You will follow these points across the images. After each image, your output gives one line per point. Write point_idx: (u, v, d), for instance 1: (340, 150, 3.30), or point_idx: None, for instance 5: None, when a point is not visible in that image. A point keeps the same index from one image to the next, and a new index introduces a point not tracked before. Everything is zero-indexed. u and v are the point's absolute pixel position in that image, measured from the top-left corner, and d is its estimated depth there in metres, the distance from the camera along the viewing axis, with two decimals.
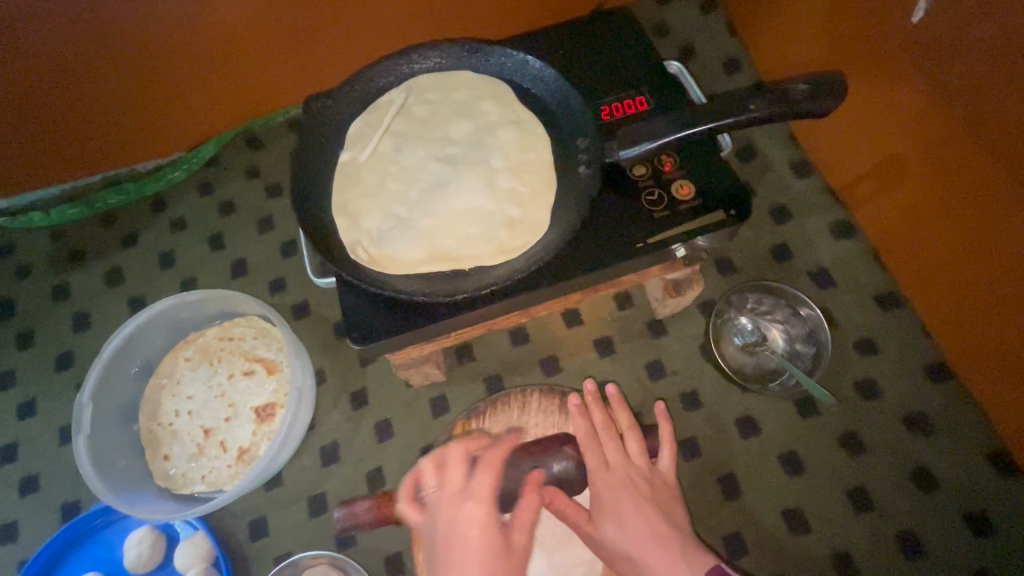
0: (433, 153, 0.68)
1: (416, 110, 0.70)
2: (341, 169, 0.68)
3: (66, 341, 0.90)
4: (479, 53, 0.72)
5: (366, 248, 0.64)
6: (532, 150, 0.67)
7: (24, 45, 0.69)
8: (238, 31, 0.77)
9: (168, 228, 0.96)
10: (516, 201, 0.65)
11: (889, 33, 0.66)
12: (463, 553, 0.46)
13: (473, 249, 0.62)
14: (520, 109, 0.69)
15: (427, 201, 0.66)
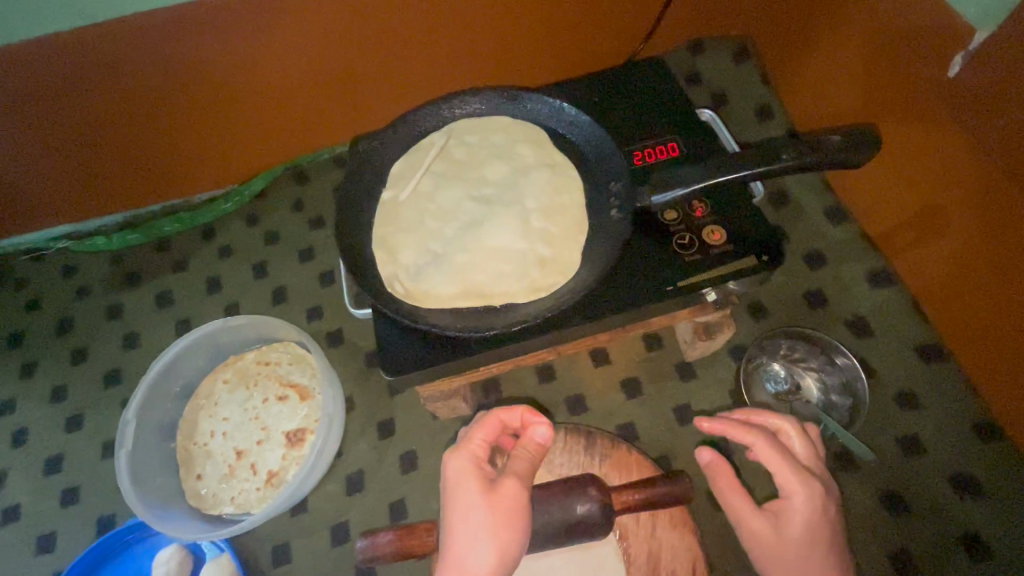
0: (470, 193, 0.71)
1: (455, 152, 0.74)
2: (382, 206, 0.71)
3: (116, 359, 0.95)
4: (517, 100, 0.76)
5: (404, 282, 0.66)
6: (565, 193, 0.69)
7: (112, 82, 0.78)
8: (297, 75, 0.84)
9: (217, 255, 1.02)
10: (548, 242, 0.66)
11: (923, 87, 0.68)
12: (454, 493, 0.57)
13: (505, 286, 0.64)
14: (555, 153, 0.72)
15: (462, 238, 0.68)
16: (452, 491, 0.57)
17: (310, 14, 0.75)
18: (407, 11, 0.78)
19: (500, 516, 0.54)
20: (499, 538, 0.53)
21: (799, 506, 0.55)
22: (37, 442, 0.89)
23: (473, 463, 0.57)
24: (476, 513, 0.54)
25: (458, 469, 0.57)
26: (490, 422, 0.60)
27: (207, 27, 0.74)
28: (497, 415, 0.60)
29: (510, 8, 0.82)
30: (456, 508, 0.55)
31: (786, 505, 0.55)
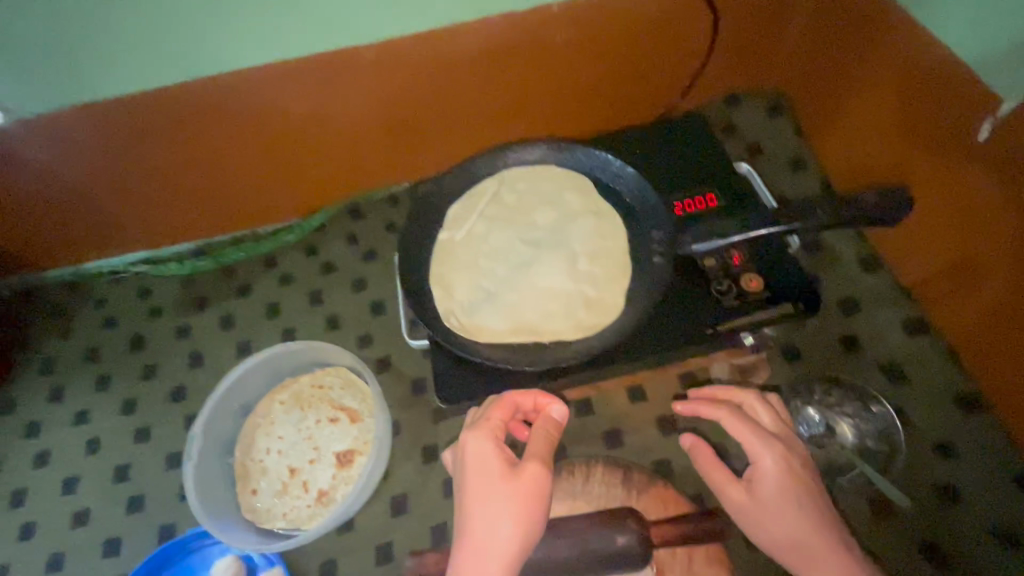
0: (521, 236, 0.77)
1: (507, 197, 0.80)
2: (439, 246, 0.78)
3: (182, 377, 1.02)
4: (566, 150, 0.82)
5: (459, 316, 0.72)
6: (610, 238, 0.75)
7: (209, 125, 0.90)
8: (367, 121, 0.94)
9: (277, 282, 1.09)
10: (593, 284, 0.72)
11: (952, 147, 0.74)
12: (473, 473, 0.58)
13: (554, 324, 0.70)
14: (601, 201, 0.78)
15: (513, 278, 0.74)
16: (471, 471, 0.58)
17: (385, 68, 0.88)
18: (465, 68, 0.89)
19: (525, 494, 0.56)
20: (524, 516, 0.55)
21: (767, 468, 0.63)
22: (107, 451, 0.96)
23: (494, 443, 0.59)
24: (501, 491, 0.56)
25: (478, 450, 0.59)
26: (508, 405, 0.63)
27: (295, 77, 0.86)
28: (512, 399, 0.64)
29: (554, 66, 0.93)
30: (479, 488, 0.57)
31: (756, 471, 0.63)
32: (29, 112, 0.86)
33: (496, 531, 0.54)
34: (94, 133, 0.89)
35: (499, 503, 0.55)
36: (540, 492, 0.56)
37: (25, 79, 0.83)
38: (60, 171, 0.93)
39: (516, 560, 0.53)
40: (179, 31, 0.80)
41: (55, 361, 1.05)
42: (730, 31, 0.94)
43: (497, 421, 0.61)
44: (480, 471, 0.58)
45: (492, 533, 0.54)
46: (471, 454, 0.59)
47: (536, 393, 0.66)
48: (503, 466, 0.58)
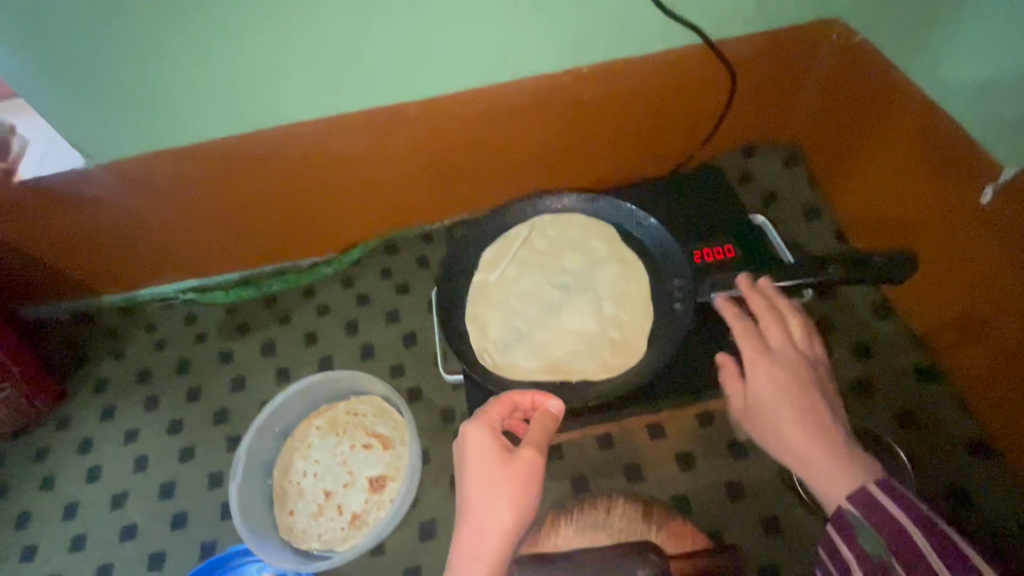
0: (550, 280, 0.83)
1: (537, 242, 0.86)
2: (474, 287, 0.84)
3: (224, 400, 1.08)
4: (594, 200, 0.89)
5: (492, 353, 0.78)
6: (633, 284, 0.81)
7: (265, 168, 0.99)
8: (408, 165, 1.03)
9: (315, 312, 1.16)
10: (618, 326, 0.78)
11: (957, 206, 0.79)
12: (471, 460, 0.61)
13: (581, 364, 0.75)
14: (625, 248, 0.84)
15: (543, 319, 0.80)
16: (468, 459, 0.61)
17: (428, 121, 0.96)
18: (500, 120, 0.98)
19: (520, 481, 0.59)
20: (518, 502, 0.58)
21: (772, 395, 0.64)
22: (153, 469, 1.03)
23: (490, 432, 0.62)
24: (497, 477, 0.59)
25: (474, 438, 0.62)
26: (507, 400, 0.67)
27: (348, 129, 0.95)
28: (510, 394, 0.67)
29: (581, 120, 1.01)
30: (475, 474, 0.60)
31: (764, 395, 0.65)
32: (104, 156, 0.94)
33: (493, 510, 0.58)
34: (161, 175, 0.97)
35: (497, 485, 0.59)
36: (534, 478, 0.60)
37: (100, 127, 0.90)
38: (126, 208, 1.01)
39: (510, 538, 0.57)
40: (244, 88, 0.88)
41: (108, 382, 1.13)
42: (748, 90, 1.00)
43: (496, 413, 0.65)
44: (477, 459, 0.61)
45: (489, 512, 0.57)
46: (468, 442, 0.62)
47: (534, 391, 0.69)
48: (500, 452, 0.61)
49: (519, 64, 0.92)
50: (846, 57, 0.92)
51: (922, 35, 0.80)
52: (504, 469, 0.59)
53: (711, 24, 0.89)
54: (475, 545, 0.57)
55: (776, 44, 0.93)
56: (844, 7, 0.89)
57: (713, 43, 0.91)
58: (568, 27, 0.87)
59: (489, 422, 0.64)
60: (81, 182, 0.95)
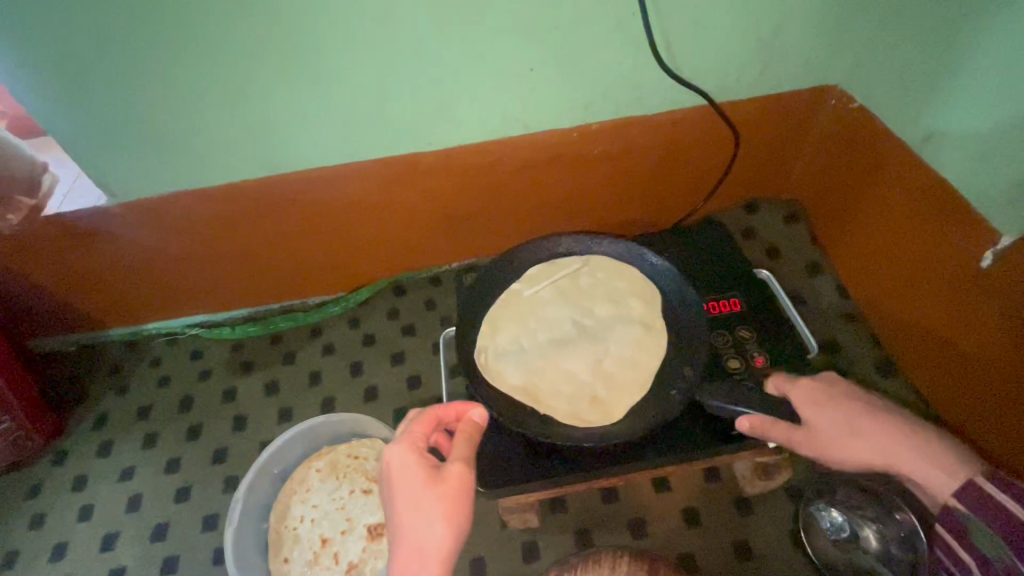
0: (574, 318, 0.85)
1: (582, 279, 0.88)
2: (508, 292, 0.88)
3: (224, 439, 1.07)
4: (641, 252, 0.89)
5: (488, 355, 0.82)
6: (643, 352, 0.80)
7: (282, 210, 1.02)
8: (421, 210, 1.06)
9: (320, 351, 1.16)
10: (609, 388, 0.77)
11: (958, 269, 0.81)
12: (398, 488, 0.58)
13: (558, 405, 0.77)
14: (658, 316, 0.83)
15: (547, 349, 0.82)
16: (396, 487, 0.58)
17: (441, 171, 1.00)
18: (511, 171, 1.02)
19: (454, 496, 0.57)
20: (455, 517, 0.56)
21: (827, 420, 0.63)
22: (147, 509, 1.01)
23: (415, 453, 0.60)
24: (429, 498, 0.57)
25: (400, 463, 0.59)
26: (430, 417, 0.64)
27: (365, 176, 0.99)
28: (432, 409, 0.65)
29: (590, 172, 1.04)
30: (406, 500, 0.57)
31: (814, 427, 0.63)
32: (126, 196, 0.97)
33: (429, 532, 0.55)
34: (179, 214, 0.99)
35: (428, 505, 0.56)
36: (466, 488, 0.58)
37: (125, 169, 0.93)
38: (141, 246, 1.03)
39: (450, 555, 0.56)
40: (267, 136, 0.91)
41: (108, 416, 1.12)
42: (750, 148, 1.05)
43: (419, 431, 0.62)
44: (405, 484, 0.58)
45: (424, 535, 0.55)
46: (394, 468, 0.59)
47: (456, 401, 0.68)
48: (428, 471, 0.59)
49: (531, 120, 0.96)
50: (845, 123, 0.96)
51: (919, 105, 0.83)
52: (435, 488, 0.57)
53: (716, 88, 0.94)
54: (414, 571, 0.54)
55: (778, 107, 0.97)
56: (842, 76, 0.93)
57: (717, 105, 0.95)
58: (580, 88, 0.91)
59: (413, 442, 0.61)
60: (100, 220, 0.98)
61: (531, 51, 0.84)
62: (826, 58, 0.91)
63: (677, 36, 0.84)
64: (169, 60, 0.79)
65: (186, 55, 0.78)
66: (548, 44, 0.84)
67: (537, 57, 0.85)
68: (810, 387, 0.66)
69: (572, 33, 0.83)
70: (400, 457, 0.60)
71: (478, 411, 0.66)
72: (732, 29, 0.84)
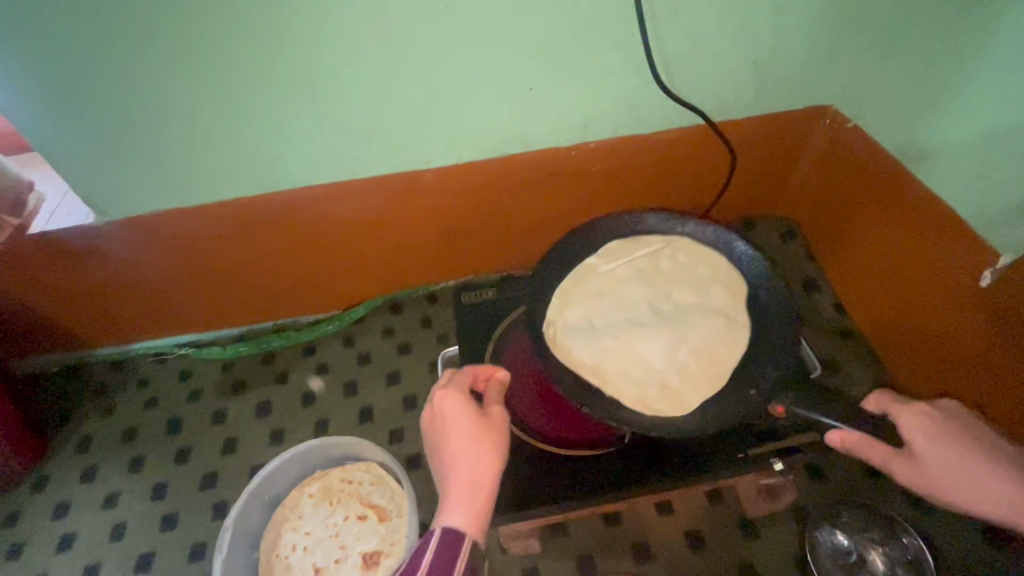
0: (653, 299, 0.86)
1: (662, 261, 0.89)
2: (584, 264, 0.90)
3: (214, 463, 1.04)
4: (725, 240, 0.89)
5: (557, 330, 0.84)
6: (722, 348, 0.81)
7: (276, 227, 1.00)
8: (419, 227, 1.05)
9: (314, 371, 1.13)
10: (682, 376, 0.79)
11: (956, 286, 0.80)
12: (448, 426, 0.62)
13: (627, 386, 0.78)
14: (742, 309, 0.83)
15: (622, 331, 0.83)
16: (445, 426, 0.63)
17: (438, 188, 0.99)
18: (509, 188, 1.01)
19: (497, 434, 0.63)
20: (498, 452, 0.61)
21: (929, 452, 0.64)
22: (132, 538, 0.97)
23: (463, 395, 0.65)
24: (477, 433, 0.62)
25: (449, 405, 0.64)
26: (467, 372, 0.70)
27: (361, 194, 0.98)
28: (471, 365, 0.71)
29: (588, 190, 1.04)
30: (456, 436, 0.61)
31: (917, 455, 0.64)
32: (117, 214, 0.95)
33: (478, 463, 0.60)
34: (170, 232, 0.97)
35: (476, 440, 0.61)
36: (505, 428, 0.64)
37: (117, 187, 0.91)
38: (131, 265, 1.01)
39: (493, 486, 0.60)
40: (263, 153, 0.90)
41: (93, 440, 1.08)
42: (746, 165, 1.05)
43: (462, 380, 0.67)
44: (455, 423, 0.63)
45: (473, 467, 0.60)
46: (443, 411, 0.64)
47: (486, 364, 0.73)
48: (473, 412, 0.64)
49: (530, 138, 0.95)
50: (841, 142, 0.97)
51: (914, 126, 0.85)
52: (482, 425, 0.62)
53: (714, 107, 0.94)
54: (464, 499, 0.58)
55: (774, 126, 0.98)
56: (836, 96, 0.95)
57: (715, 124, 0.96)
58: (579, 107, 0.91)
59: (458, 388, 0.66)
60: (89, 238, 0.95)
61: (531, 70, 0.84)
62: (821, 79, 0.92)
63: (675, 57, 0.85)
64: (166, 77, 0.77)
65: (183, 73, 0.77)
66: (548, 64, 0.84)
67: (536, 76, 0.85)
68: (919, 412, 0.66)
69: (572, 53, 0.83)
70: (449, 401, 0.64)
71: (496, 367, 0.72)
72: (728, 50, 0.85)
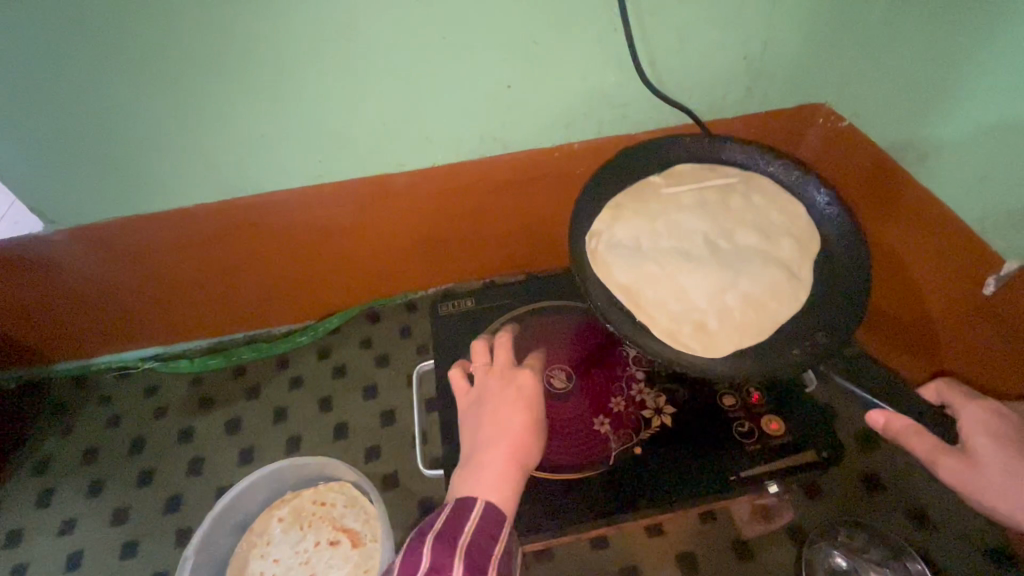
0: (715, 234, 0.87)
1: (733, 199, 0.89)
2: (647, 182, 0.92)
3: (179, 485, 0.98)
4: (800, 184, 0.89)
5: (602, 243, 0.87)
6: (772, 299, 0.81)
7: (243, 235, 0.95)
8: (396, 232, 1.00)
9: (287, 385, 1.08)
10: (722, 319, 0.80)
11: (960, 293, 0.77)
12: (518, 404, 0.63)
13: (660, 316, 0.80)
14: (807, 267, 0.83)
15: (672, 260, 0.85)
16: (516, 401, 0.63)
17: (414, 193, 0.94)
18: (490, 191, 0.96)
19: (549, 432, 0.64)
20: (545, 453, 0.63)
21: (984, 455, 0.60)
22: (89, 567, 0.91)
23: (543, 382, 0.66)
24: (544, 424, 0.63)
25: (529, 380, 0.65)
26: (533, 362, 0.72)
27: (332, 199, 0.92)
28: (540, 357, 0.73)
29: (572, 193, 1.00)
30: (526, 415, 0.62)
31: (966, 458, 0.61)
32: (68, 222, 0.89)
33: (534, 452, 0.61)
34: (129, 241, 0.91)
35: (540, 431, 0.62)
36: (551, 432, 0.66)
37: (70, 194, 0.85)
38: (88, 275, 0.95)
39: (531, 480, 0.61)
40: (224, 157, 0.85)
41: (50, 462, 1.02)
42: None
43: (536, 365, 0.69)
44: (528, 403, 0.63)
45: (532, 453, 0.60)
46: (519, 385, 0.65)
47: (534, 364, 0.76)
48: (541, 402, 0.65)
49: (511, 139, 0.91)
50: (835, 141, 0.93)
51: (910, 125, 0.81)
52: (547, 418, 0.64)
53: (702, 106, 0.90)
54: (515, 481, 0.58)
55: (766, 124, 0.94)
56: (831, 94, 0.91)
57: (703, 123, 0.91)
58: (560, 106, 0.87)
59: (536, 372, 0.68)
60: (39, 248, 0.89)
61: (508, 67, 0.80)
62: (813, 75, 0.88)
63: (661, 52, 0.80)
64: (112, 76, 0.71)
65: (131, 72, 0.71)
66: (526, 60, 0.79)
67: (513, 74, 0.81)
68: (988, 409, 0.63)
69: (552, 49, 0.78)
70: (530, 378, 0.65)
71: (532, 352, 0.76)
72: (717, 45, 0.81)
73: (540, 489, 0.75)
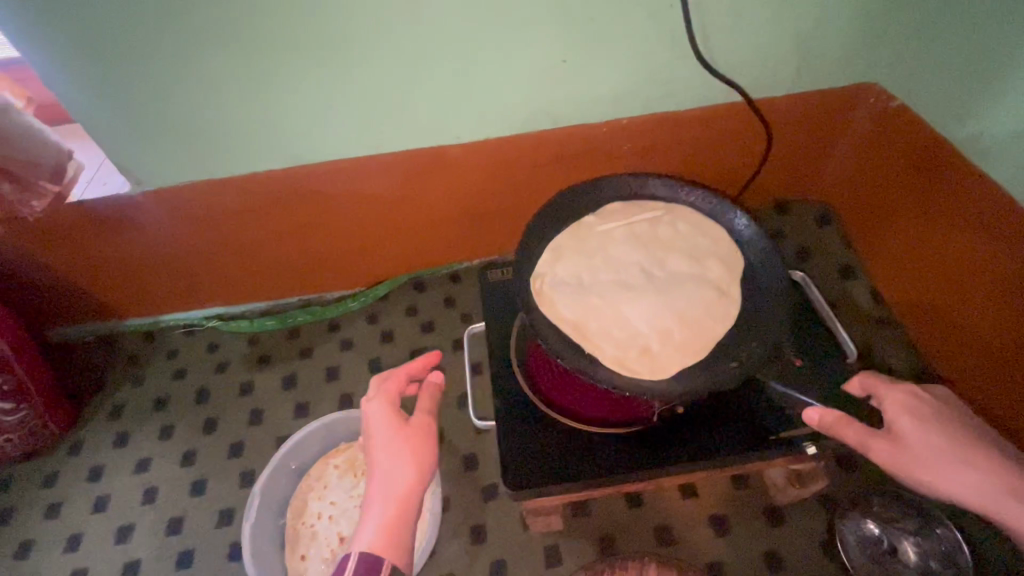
0: (645, 263, 0.85)
1: (661, 230, 0.87)
2: (582, 224, 0.89)
3: (240, 433, 1.06)
4: (723, 210, 0.88)
5: (543, 282, 0.84)
6: (713, 320, 0.79)
7: (305, 199, 1.00)
8: (446, 205, 1.05)
9: (338, 347, 1.14)
10: (664, 340, 0.78)
11: (1002, 267, 0.78)
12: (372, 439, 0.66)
13: (606, 345, 0.78)
14: (734, 283, 0.82)
15: (609, 294, 0.82)
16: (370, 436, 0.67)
17: (466, 165, 0.99)
18: (540, 165, 1.00)
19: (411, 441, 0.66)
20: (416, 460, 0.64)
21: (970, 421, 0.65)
22: (162, 501, 1.00)
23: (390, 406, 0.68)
24: (399, 443, 0.65)
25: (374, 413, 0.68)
26: (399, 374, 0.72)
27: (388, 169, 0.97)
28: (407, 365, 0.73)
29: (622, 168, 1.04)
30: (378, 447, 0.65)
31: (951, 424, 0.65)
32: (150, 184, 0.96)
33: (396, 472, 0.63)
34: (198, 204, 0.98)
35: (399, 449, 0.65)
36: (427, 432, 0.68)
37: (151, 158, 0.92)
38: (161, 236, 1.02)
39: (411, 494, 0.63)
40: (290, 129, 0.90)
41: (124, 407, 1.11)
42: (780, 148, 1.04)
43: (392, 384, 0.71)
44: (379, 435, 0.66)
45: (391, 475, 0.63)
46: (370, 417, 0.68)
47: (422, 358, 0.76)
48: (394, 421, 0.67)
49: (561, 113, 0.94)
50: (884, 121, 0.93)
51: (964, 104, 0.80)
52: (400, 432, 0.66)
53: (751, 84, 0.91)
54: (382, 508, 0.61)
55: (813, 105, 0.95)
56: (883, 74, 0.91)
57: (752, 100, 0.93)
58: (610, 82, 0.89)
59: (389, 396, 0.69)
60: (123, 209, 0.96)
61: (562, 42, 0.82)
62: (866, 54, 0.88)
63: (715, 28, 0.82)
64: (194, 47, 0.77)
65: (213, 47, 0.77)
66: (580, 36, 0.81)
67: (569, 49, 0.83)
68: (908, 395, 0.66)
69: (605, 24, 0.80)
70: (376, 408, 0.68)
71: (435, 353, 0.76)
72: (772, 20, 0.81)
73: (581, 444, 0.80)
